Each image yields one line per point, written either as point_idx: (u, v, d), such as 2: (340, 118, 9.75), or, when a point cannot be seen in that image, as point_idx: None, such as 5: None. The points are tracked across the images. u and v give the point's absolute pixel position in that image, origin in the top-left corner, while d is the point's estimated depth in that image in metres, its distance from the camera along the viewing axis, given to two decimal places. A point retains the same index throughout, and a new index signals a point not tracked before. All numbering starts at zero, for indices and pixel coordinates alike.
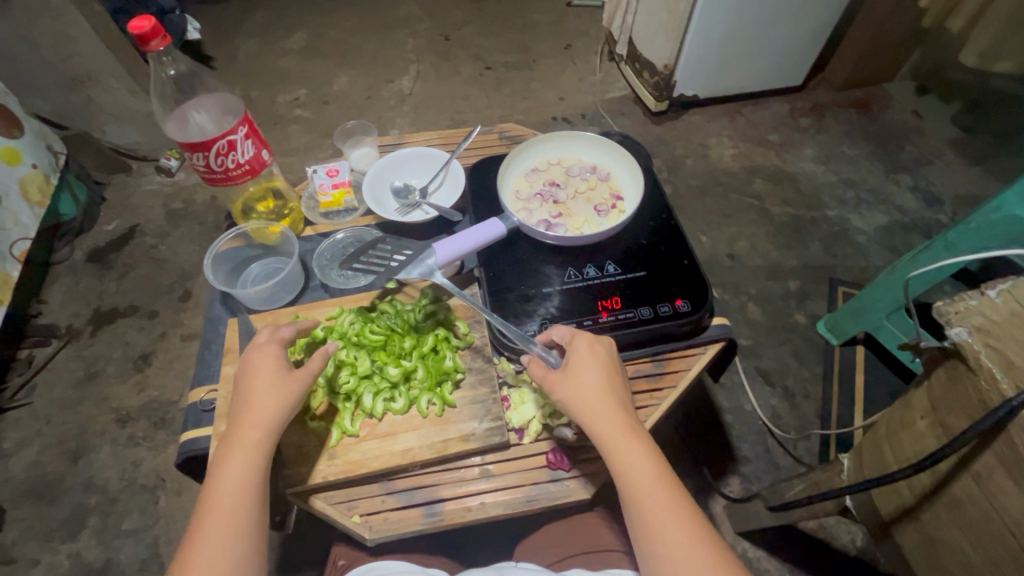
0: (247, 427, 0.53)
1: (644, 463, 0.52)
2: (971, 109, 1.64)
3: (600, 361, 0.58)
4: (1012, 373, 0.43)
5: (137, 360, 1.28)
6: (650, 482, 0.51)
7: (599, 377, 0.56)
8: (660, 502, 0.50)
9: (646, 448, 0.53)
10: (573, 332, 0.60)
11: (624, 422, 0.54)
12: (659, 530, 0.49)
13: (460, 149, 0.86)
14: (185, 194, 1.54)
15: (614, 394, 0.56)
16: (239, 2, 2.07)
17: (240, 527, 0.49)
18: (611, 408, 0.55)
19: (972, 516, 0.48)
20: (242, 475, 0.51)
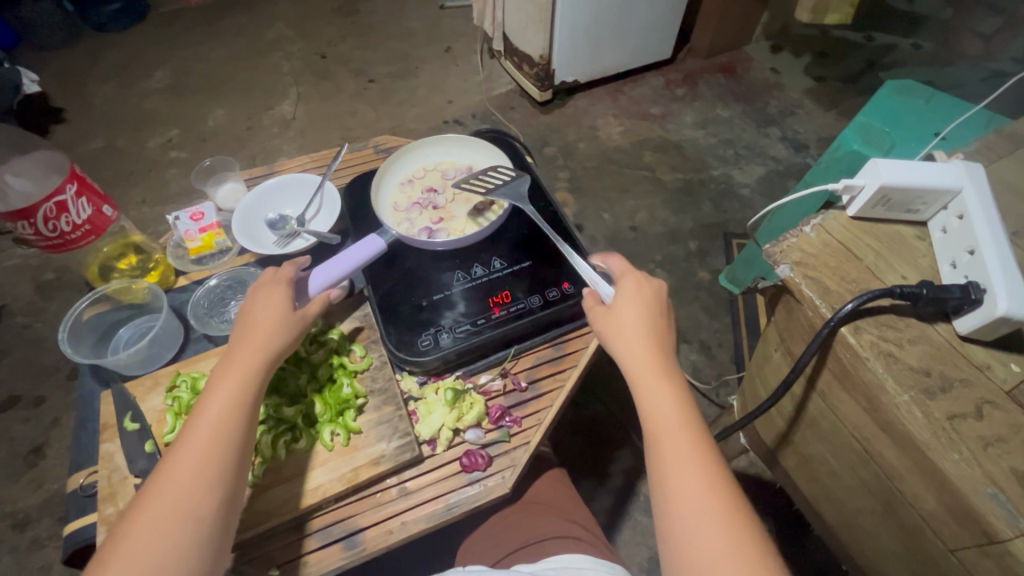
0: (240, 381, 0.54)
1: (671, 404, 0.52)
2: (821, 59, 1.79)
3: (644, 301, 0.59)
4: (826, 297, 0.54)
5: (27, 455, 1.15)
6: (674, 421, 0.51)
7: (642, 313, 0.58)
8: (682, 442, 0.50)
9: (678, 390, 0.53)
10: (629, 273, 0.61)
11: (657, 360, 0.55)
12: (673, 468, 0.48)
13: (331, 169, 0.83)
14: (55, 262, 1.39)
15: (654, 335, 0.56)
16: (86, 45, 1.89)
17: (194, 499, 0.47)
18: (644, 345, 0.55)
19: (828, 426, 0.63)
20: (215, 432, 0.50)
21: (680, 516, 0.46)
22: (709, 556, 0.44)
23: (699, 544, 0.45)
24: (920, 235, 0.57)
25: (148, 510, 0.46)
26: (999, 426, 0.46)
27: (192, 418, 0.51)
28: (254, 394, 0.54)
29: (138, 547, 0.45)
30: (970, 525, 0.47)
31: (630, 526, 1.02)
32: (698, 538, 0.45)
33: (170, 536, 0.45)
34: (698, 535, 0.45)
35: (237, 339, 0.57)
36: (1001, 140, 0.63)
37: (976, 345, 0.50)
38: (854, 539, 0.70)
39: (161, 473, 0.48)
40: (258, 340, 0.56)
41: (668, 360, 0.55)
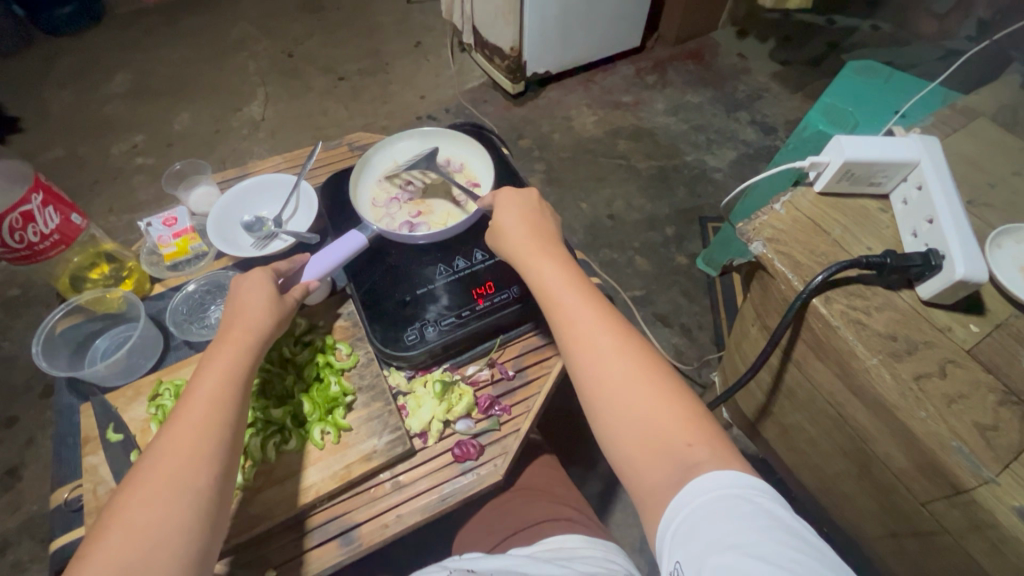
0: (235, 363, 0.54)
1: (553, 269, 0.56)
2: (786, 43, 1.83)
3: (519, 198, 0.64)
4: (798, 271, 0.56)
5: (4, 476, 1.11)
6: (561, 283, 0.55)
7: (518, 208, 0.63)
8: (568, 296, 0.53)
9: (558, 260, 0.57)
10: (501, 190, 0.66)
11: (539, 240, 0.59)
12: (566, 322, 0.52)
13: (306, 168, 0.82)
14: (22, 277, 1.35)
15: (532, 222, 0.61)
16: (39, 50, 1.82)
17: (188, 477, 0.46)
18: (526, 230, 0.60)
19: (806, 396, 0.65)
20: (209, 409, 0.50)
21: (581, 361, 0.50)
22: (614, 385, 0.47)
23: (605, 377, 0.48)
24: (883, 207, 0.59)
25: (140, 486, 0.46)
26: (962, 383, 0.49)
27: (187, 395, 0.51)
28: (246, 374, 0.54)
29: (133, 520, 0.44)
30: (940, 479, 0.50)
31: (621, 507, 1.04)
32: (601, 373, 0.48)
33: (163, 514, 0.44)
34: (602, 370, 0.48)
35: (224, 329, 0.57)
36: (956, 114, 0.66)
37: (940, 309, 0.53)
38: (834, 502, 0.73)
39: (149, 456, 0.48)
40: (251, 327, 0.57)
41: (546, 238, 0.60)
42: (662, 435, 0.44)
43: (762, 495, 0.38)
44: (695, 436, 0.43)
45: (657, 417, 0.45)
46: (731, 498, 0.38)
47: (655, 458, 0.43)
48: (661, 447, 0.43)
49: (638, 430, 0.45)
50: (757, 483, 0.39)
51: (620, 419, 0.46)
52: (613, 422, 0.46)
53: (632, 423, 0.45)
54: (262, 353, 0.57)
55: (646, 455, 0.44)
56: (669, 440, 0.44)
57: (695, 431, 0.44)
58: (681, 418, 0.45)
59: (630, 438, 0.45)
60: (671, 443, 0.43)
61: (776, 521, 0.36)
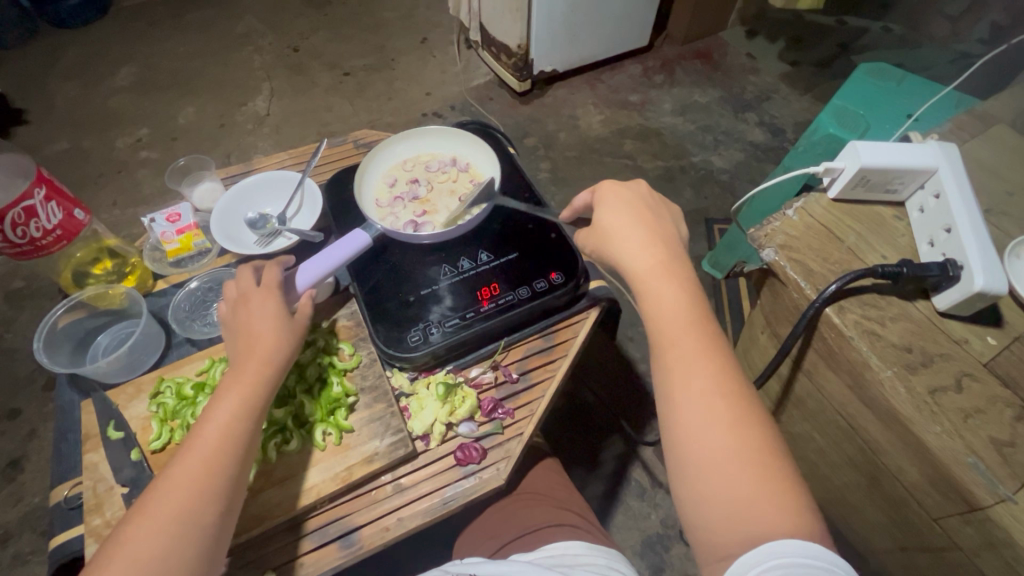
0: (248, 395, 0.54)
1: (676, 307, 0.53)
2: (796, 43, 1.81)
3: (645, 220, 0.59)
4: (810, 279, 0.55)
5: (6, 468, 1.12)
6: (680, 325, 0.52)
7: (642, 230, 0.58)
8: (686, 342, 0.51)
9: (684, 295, 0.54)
10: (603, 184, 0.62)
11: (663, 269, 0.55)
12: (678, 368, 0.50)
13: (310, 166, 0.81)
14: (26, 269, 1.35)
15: (657, 245, 0.57)
16: (46, 42, 1.81)
17: (193, 516, 0.48)
18: (647, 255, 0.56)
19: (814, 405, 0.65)
20: (219, 448, 0.51)
21: (685, 413, 0.48)
22: (713, 448, 0.45)
23: (705, 436, 0.46)
24: (898, 215, 0.58)
25: (146, 519, 0.47)
26: (977, 397, 0.48)
27: (199, 425, 0.52)
28: (261, 405, 0.55)
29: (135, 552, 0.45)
30: (951, 493, 0.49)
31: (622, 510, 1.04)
32: (701, 431, 0.46)
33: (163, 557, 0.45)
34: (703, 430, 0.46)
35: (242, 353, 0.57)
36: (973, 120, 0.65)
37: (955, 320, 0.52)
38: (841, 512, 0.72)
39: (157, 488, 0.49)
40: (265, 348, 0.56)
41: (673, 268, 0.56)
42: (748, 504, 0.43)
43: (836, 568, 0.38)
44: (789, 517, 0.41)
45: (751, 486, 0.43)
46: (803, 565, 0.38)
47: (732, 527, 0.42)
48: (741, 518, 0.42)
49: (722, 496, 0.44)
50: (834, 557, 0.39)
51: (710, 481, 0.45)
52: (698, 484, 0.45)
53: (717, 486, 0.44)
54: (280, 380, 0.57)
55: (725, 519, 0.43)
56: (755, 514, 0.42)
57: (791, 513, 0.42)
58: (778, 498, 0.42)
59: (712, 498, 0.44)
60: (759, 515, 0.42)
61: None
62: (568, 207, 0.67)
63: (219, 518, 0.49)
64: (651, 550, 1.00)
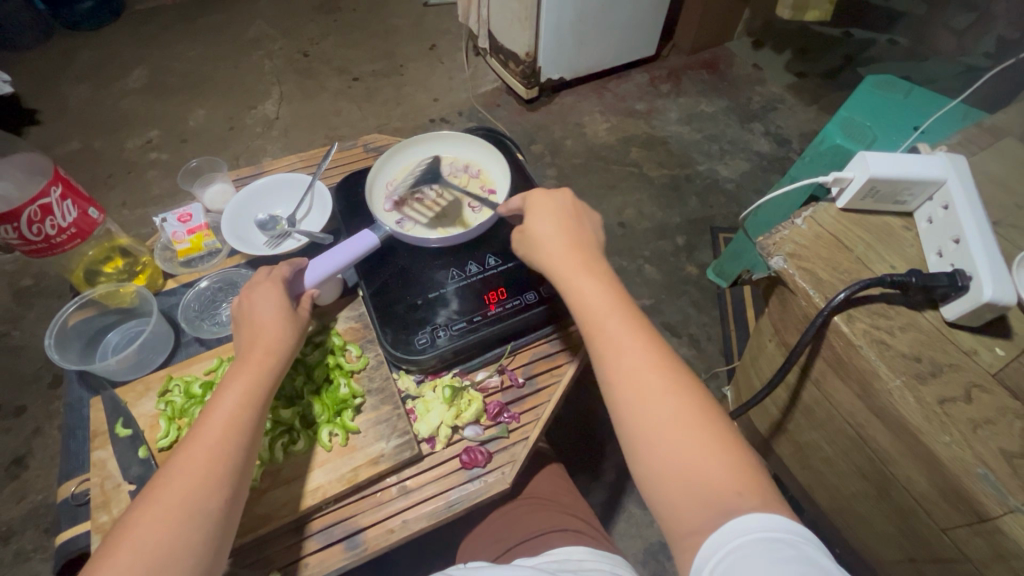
0: (249, 381, 0.55)
1: (598, 294, 0.54)
2: (802, 55, 1.82)
3: (557, 212, 0.62)
4: (819, 287, 0.55)
5: (9, 466, 1.12)
6: (605, 309, 0.53)
7: (555, 224, 0.61)
8: (614, 325, 0.52)
9: (602, 282, 0.56)
10: (531, 193, 0.64)
11: (583, 261, 0.57)
12: (610, 351, 0.50)
13: (320, 168, 0.82)
14: (35, 267, 1.36)
15: (571, 237, 0.60)
16: (59, 44, 1.84)
17: (195, 495, 0.48)
18: (567, 245, 0.59)
19: (821, 414, 0.65)
20: (225, 435, 0.51)
21: (625, 394, 0.48)
22: (664, 427, 0.45)
23: (649, 415, 0.46)
24: (907, 225, 0.59)
25: (151, 505, 0.47)
26: (987, 408, 0.48)
27: (205, 414, 0.52)
28: (266, 393, 0.56)
29: (142, 539, 0.45)
30: (961, 504, 0.49)
31: (625, 518, 1.03)
32: (644, 411, 0.47)
33: (171, 541, 0.45)
34: (647, 409, 0.47)
35: (246, 345, 0.58)
36: (982, 133, 0.65)
37: (963, 330, 0.52)
38: (847, 522, 0.72)
39: (162, 476, 0.49)
40: (269, 340, 0.58)
41: (590, 257, 0.58)
42: (711, 483, 0.42)
43: (802, 540, 0.37)
44: (744, 487, 0.41)
45: (706, 464, 0.43)
46: (769, 540, 0.37)
47: (696, 507, 0.42)
48: (702, 495, 0.42)
49: (678, 476, 0.43)
50: (796, 527, 0.38)
51: (663, 461, 0.44)
52: (654, 465, 0.45)
53: (671, 463, 0.44)
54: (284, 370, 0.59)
55: (689, 503, 0.42)
56: (716, 492, 0.42)
57: (744, 480, 0.42)
58: (729, 467, 0.43)
59: (673, 482, 0.43)
60: (720, 494, 0.41)
61: (814, 568, 0.35)
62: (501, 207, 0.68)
63: (227, 497, 0.49)
64: (653, 558, 1.00)
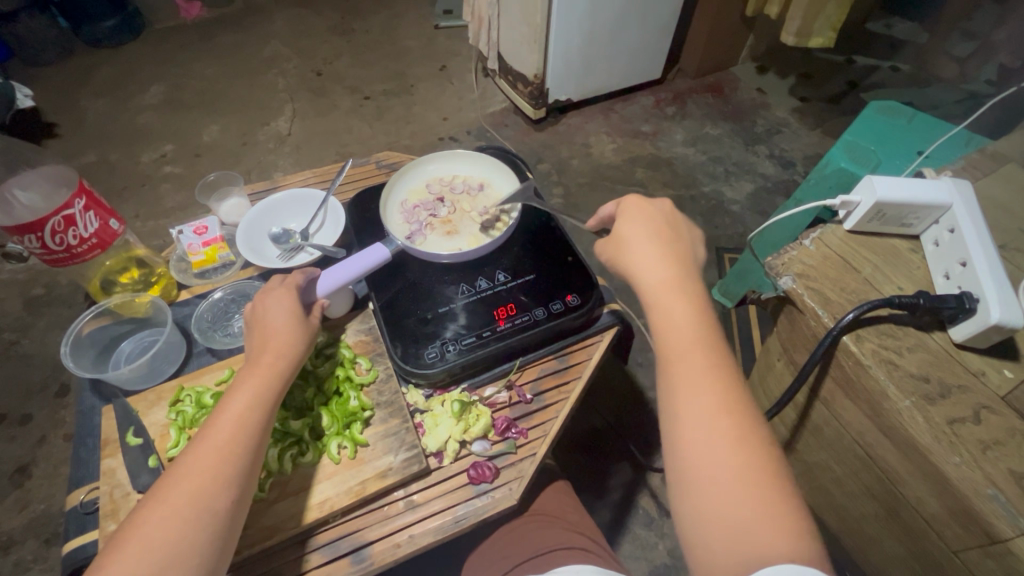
0: (262, 388, 0.55)
1: (687, 324, 0.53)
2: (806, 80, 1.85)
3: (657, 231, 0.60)
4: (827, 307, 0.56)
5: (12, 474, 1.12)
6: (686, 337, 0.53)
7: (654, 245, 0.59)
8: (693, 358, 0.51)
9: (692, 304, 0.55)
10: (627, 199, 0.64)
11: (675, 280, 0.56)
12: (683, 383, 0.50)
13: (335, 184, 0.84)
14: (46, 277, 1.38)
15: (667, 253, 0.58)
16: (80, 60, 1.89)
17: (206, 497, 0.48)
18: (663, 265, 0.57)
19: (830, 435, 0.65)
20: (233, 445, 0.51)
21: (688, 430, 0.48)
22: (717, 467, 0.46)
23: (708, 454, 0.46)
24: (913, 248, 0.60)
25: (161, 505, 0.47)
26: (997, 430, 0.48)
27: (213, 417, 0.53)
28: (275, 397, 0.56)
29: (149, 540, 0.45)
30: (972, 526, 0.49)
31: (630, 539, 1.02)
32: (705, 450, 0.47)
33: (181, 551, 0.45)
34: (705, 448, 0.47)
35: (256, 348, 0.59)
36: (985, 159, 0.66)
37: (972, 352, 0.52)
38: (859, 545, 0.71)
39: (170, 479, 0.49)
40: (279, 344, 0.59)
41: (689, 283, 0.57)
42: (754, 529, 0.42)
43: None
44: (789, 542, 0.41)
45: (754, 512, 0.43)
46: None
47: (733, 549, 0.42)
48: (743, 540, 0.42)
49: (725, 520, 0.44)
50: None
51: (711, 501, 0.45)
52: (703, 503, 0.45)
53: (717, 505, 0.44)
54: (291, 378, 0.59)
55: (728, 545, 0.42)
56: (758, 539, 0.42)
57: (790, 536, 0.42)
58: (778, 520, 0.42)
59: (716, 522, 0.44)
60: (761, 543, 0.42)
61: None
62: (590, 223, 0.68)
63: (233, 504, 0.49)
64: None
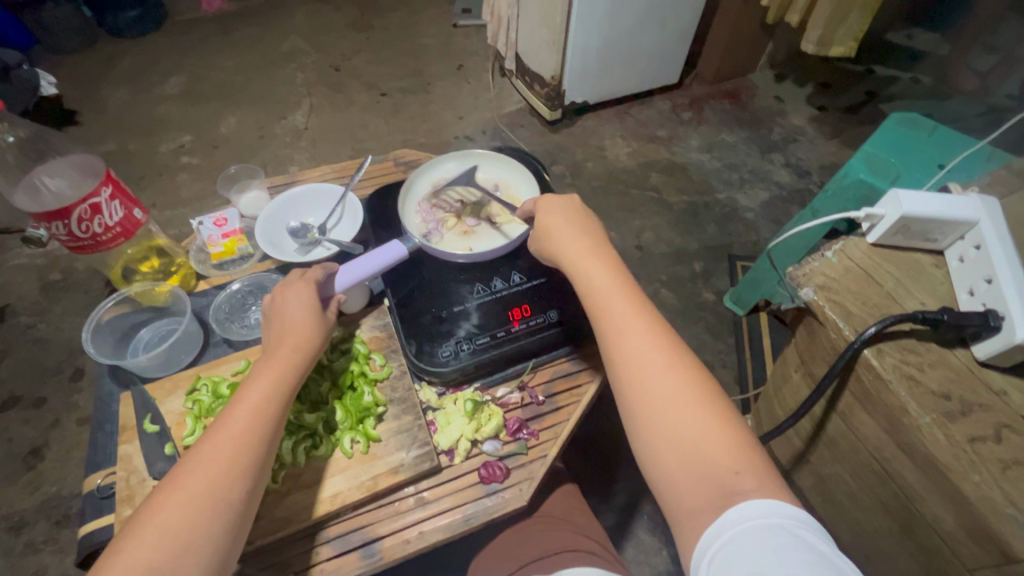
0: (279, 376, 0.56)
1: (607, 281, 0.56)
2: (824, 89, 1.83)
3: (565, 207, 0.65)
4: (848, 320, 0.56)
5: (26, 456, 1.14)
6: (612, 291, 0.55)
7: (573, 223, 0.62)
8: (621, 310, 0.53)
9: (609, 267, 0.57)
10: (540, 199, 0.67)
11: (593, 248, 0.60)
12: (620, 338, 0.51)
13: (354, 180, 0.85)
14: (64, 263, 1.40)
15: (579, 225, 0.62)
16: (104, 49, 1.92)
17: (223, 482, 0.49)
18: (578, 237, 0.61)
19: (845, 449, 0.65)
20: (246, 430, 0.52)
21: (631, 379, 0.49)
22: (661, 402, 0.47)
23: (651, 394, 0.47)
24: (937, 263, 0.59)
25: (175, 490, 0.48)
26: (1020, 450, 0.48)
27: (230, 405, 0.54)
28: (290, 387, 0.57)
29: (164, 523, 0.46)
30: (988, 544, 0.49)
31: (633, 543, 1.02)
32: (646, 390, 0.48)
33: (194, 531, 0.46)
34: (651, 393, 0.47)
35: (274, 338, 0.60)
36: (1012, 175, 0.66)
37: (994, 370, 0.52)
38: (870, 560, 0.70)
39: (186, 462, 0.50)
40: (296, 336, 0.59)
41: (606, 251, 0.60)
42: (713, 460, 0.43)
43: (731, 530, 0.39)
44: (743, 465, 0.42)
45: (709, 442, 0.44)
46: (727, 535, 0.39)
47: (701, 486, 0.42)
48: (706, 474, 0.42)
49: (679, 455, 0.44)
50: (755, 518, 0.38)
51: (664, 439, 0.45)
52: (657, 444, 0.46)
53: (679, 448, 0.44)
54: (305, 369, 0.59)
55: (691, 480, 0.43)
56: (715, 467, 0.42)
57: (743, 460, 0.42)
58: (732, 449, 0.43)
59: (675, 462, 0.44)
60: (720, 471, 0.42)
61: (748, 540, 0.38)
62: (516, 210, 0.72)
63: (241, 472, 0.50)
64: None
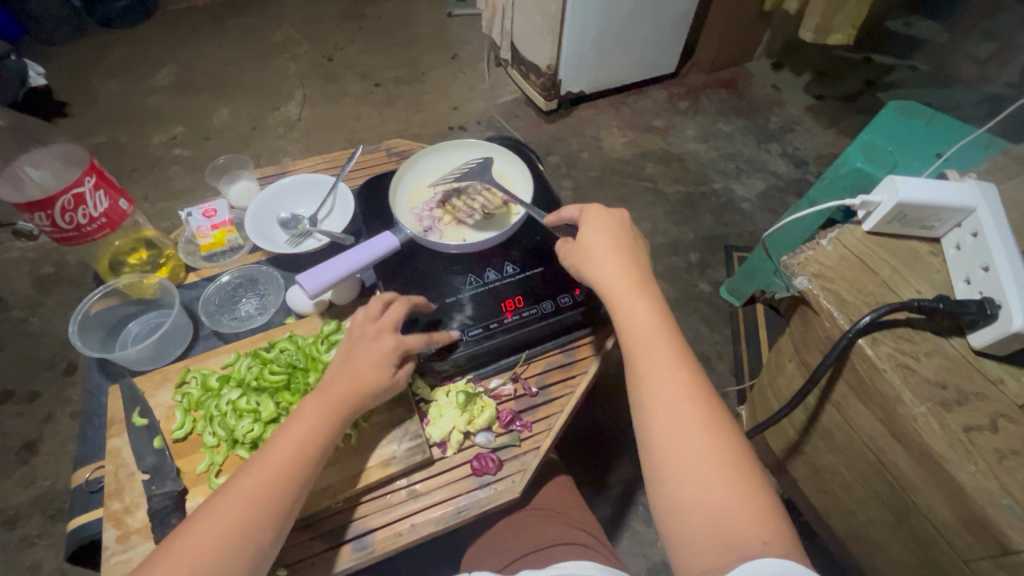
0: (322, 421, 0.54)
1: (648, 322, 0.54)
2: (822, 78, 1.82)
3: (611, 230, 0.61)
4: (843, 309, 0.56)
5: (19, 451, 1.13)
6: (652, 335, 0.53)
7: (612, 248, 0.59)
8: (659, 356, 0.52)
9: (650, 304, 0.56)
10: (589, 206, 0.63)
11: (633, 279, 0.57)
12: (652, 380, 0.51)
13: (344, 170, 0.83)
14: (56, 256, 1.39)
15: (620, 251, 0.59)
16: (93, 39, 1.89)
17: (251, 531, 0.48)
18: (618, 267, 0.58)
19: (839, 439, 0.65)
20: (278, 475, 0.51)
21: (661, 429, 0.48)
22: (691, 457, 0.46)
23: (678, 447, 0.47)
24: (933, 251, 0.59)
25: (195, 533, 0.47)
26: (1014, 439, 0.47)
27: (268, 447, 0.53)
28: (335, 434, 0.55)
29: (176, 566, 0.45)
30: (983, 534, 0.48)
31: (629, 534, 1.02)
32: (675, 442, 0.47)
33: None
34: (679, 445, 0.47)
35: (332, 376, 0.57)
36: (1010, 162, 0.65)
37: (990, 358, 0.52)
38: (864, 550, 0.71)
39: (208, 506, 0.49)
40: (357, 382, 0.56)
41: (649, 286, 0.57)
42: (730, 521, 0.42)
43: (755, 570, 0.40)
44: (765, 529, 0.42)
45: (731, 503, 0.43)
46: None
47: (717, 545, 0.42)
48: (725, 534, 0.42)
49: (701, 512, 0.44)
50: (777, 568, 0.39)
51: (686, 493, 0.45)
52: (676, 496, 0.45)
53: (702, 504, 0.44)
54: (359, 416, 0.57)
55: (706, 537, 0.43)
56: (733, 529, 0.42)
57: (767, 528, 0.42)
58: (755, 514, 0.43)
59: (693, 515, 0.44)
60: (740, 533, 0.42)
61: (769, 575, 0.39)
62: (551, 215, 0.66)
63: (276, 534, 0.49)
64: None
